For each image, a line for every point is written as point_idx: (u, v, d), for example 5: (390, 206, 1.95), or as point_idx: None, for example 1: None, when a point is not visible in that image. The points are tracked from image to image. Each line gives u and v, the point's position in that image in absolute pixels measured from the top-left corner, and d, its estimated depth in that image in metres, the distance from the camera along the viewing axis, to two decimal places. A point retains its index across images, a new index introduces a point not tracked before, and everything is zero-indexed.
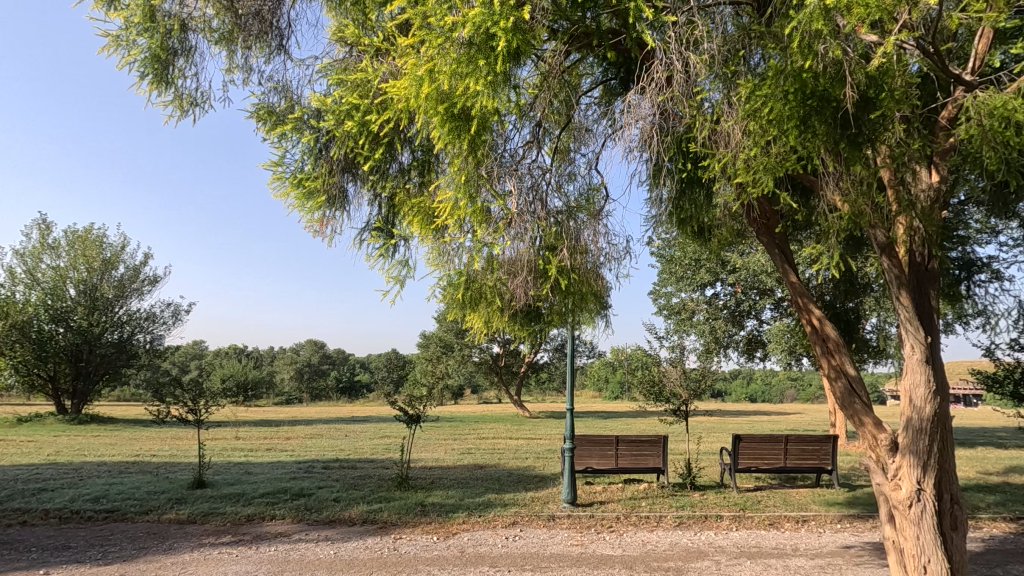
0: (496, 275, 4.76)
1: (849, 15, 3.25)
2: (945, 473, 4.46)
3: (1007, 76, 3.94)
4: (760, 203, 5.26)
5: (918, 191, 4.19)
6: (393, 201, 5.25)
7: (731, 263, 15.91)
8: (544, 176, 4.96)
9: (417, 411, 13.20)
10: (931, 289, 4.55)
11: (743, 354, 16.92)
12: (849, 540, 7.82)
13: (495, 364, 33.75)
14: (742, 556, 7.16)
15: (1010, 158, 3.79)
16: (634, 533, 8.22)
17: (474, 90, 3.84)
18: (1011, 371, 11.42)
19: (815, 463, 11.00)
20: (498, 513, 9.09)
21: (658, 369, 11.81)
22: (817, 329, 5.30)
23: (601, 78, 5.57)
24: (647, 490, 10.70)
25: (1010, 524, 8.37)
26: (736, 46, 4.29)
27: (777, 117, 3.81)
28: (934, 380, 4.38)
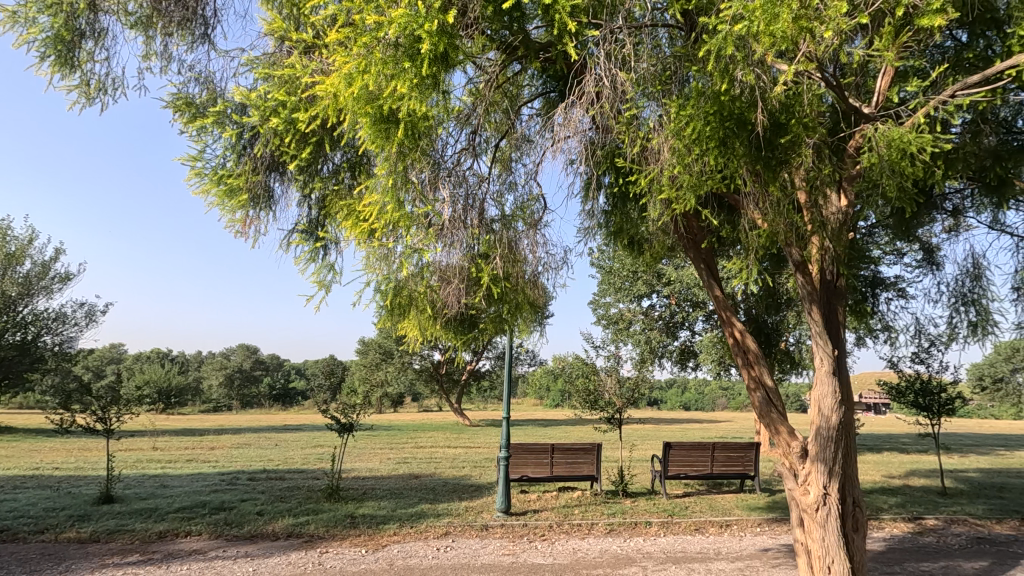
0: (427, 283, 4.73)
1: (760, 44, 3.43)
2: (849, 478, 4.74)
3: (905, 111, 4.27)
4: (687, 220, 5.52)
5: (829, 213, 4.47)
6: (324, 203, 5.08)
7: (666, 276, 16.47)
8: (479, 185, 4.98)
9: (350, 419, 12.80)
10: (838, 305, 4.84)
11: (677, 364, 17.52)
12: (767, 543, 8.22)
13: (437, 372, 33.34)
14: (668, 561, 7.35)
15: (906, 186, 4.11)
16: (566, 541, 8.28)
17: (402, 93, 3.80)
18: (912, 382, 12.40)
19: (739, 469, 11.50)
20: (431, 523, 8.93)
21: (594, 378, 12.01)
22: (738, 341, 5.54)
23: (541, 90, 5.67)
24: (581, 498, 10.83)
25: (908, 524, 9.05)
26: (666, 67, 4.44)
27: (697, 137, 4.00)
28: (840, 390, 4.68)
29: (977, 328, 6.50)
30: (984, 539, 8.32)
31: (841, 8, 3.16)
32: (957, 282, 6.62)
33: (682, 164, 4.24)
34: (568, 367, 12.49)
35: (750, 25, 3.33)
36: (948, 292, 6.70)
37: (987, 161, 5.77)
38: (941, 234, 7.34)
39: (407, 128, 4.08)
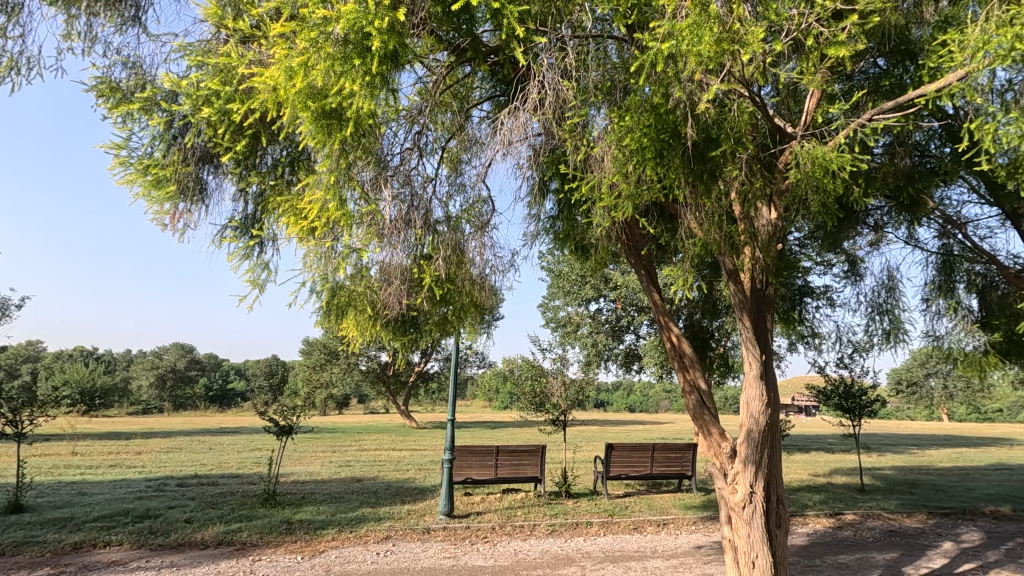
0: (367, 283, 4.67)
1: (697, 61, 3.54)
2: (774, 476, 4.98)
3: (829, 132, 4.55)
4: (629, 227, 5.68)
5: (759, 225, 4.69)
6: (261, 199, 4.91)
7: (612, 281, 16.81)
8: (424, 186, 4.97)
9: (289, 422, 12.35)
10: (767, 313, 5.07)
11: (622, 367, 17.90)
12: (700, 540, 8.53)
13: (384, 373, 32.71)
14: (606, 560, 7.49)
15: (828, 201, 4.37)
16: (508, 542, 8.32)
17: (350, 90, 3.72)
18: (837, 386, 13.20)
19: (677, 470, 11.88)
20: (372, 528, 8.76)
21: (540, 380, 12.13)
22: (675, 346, 5.74)
23: (490, 93, 5.68)
24: (524, 499, 10.90)
25: (829, 519, 9.61)
26: (610, 77, 4.56)
27: (636, 148, 4.13)
28: (767, 394, 4.91)
29: (890, 336, 7.00)
30: (895, 533, 8.94)
31: (762, 34, 3.36)
32: (874, 293, 7.10)
33: (621, 173, 4.35)
34: (517, 370, 12.55)
35: (679, 43, 3.47)
36: (866, 302, 7.19)
37: (901, 182, 6.23)
38: (865, 247, 7.84)
39: (351, 126, 3.99)
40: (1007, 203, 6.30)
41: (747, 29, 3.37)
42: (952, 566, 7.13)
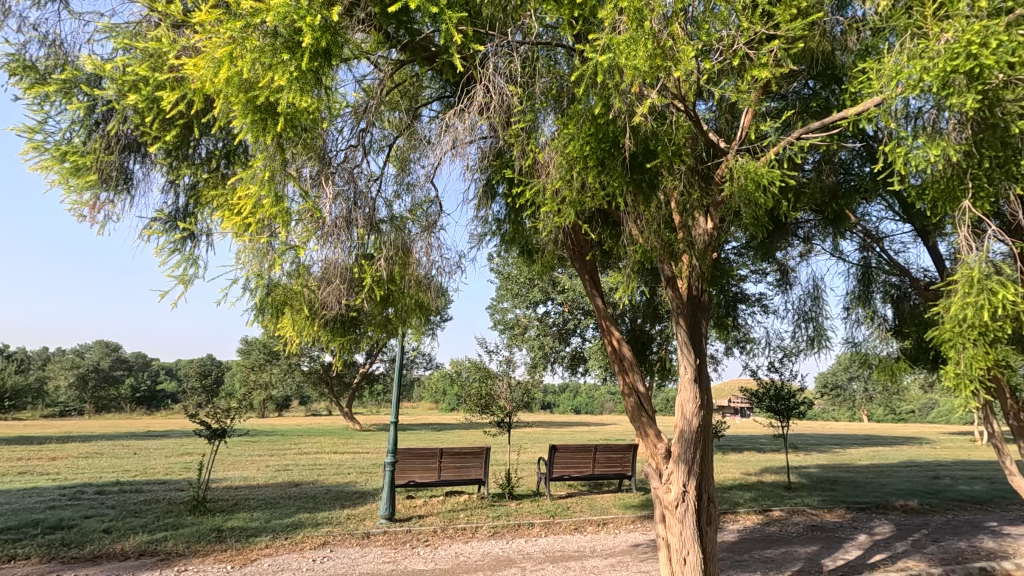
0: (305, 282, 4.54)
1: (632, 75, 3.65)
2: (706, 476, 5.17)
3: (761, 148, 4.77)
4: (574, 232, 5.78)
5: (696, 234, 4.87)
6: (194, 191, 4.70)
7: (560, 284, 17.02)
8: (367, 185, 4.90)
9: (223, 425, 11.81)
10: (702, 318, 5.26)
11: (567, 370, 17.99)
12: (638, 539, 8.77)
13: (327, 373, 31.81)
14: (546, 561, 7.59)
15: (761, 213, 4.58)
16: (450, 545, 8.27)
17: (278, 85, 3.60)
18: (768, 389, 13.89)
19: (618, 470, 12.15)
20: (308, 534, 8.50)
21: (486, 383, 12.14)
22: (615, 349, 5.88)
23: (439, 94, 5.66)
24: (467, 502, 10.86)
25: (758, 516, 10.10)
26: (556, 85, 4.65)
27: (578, 156, 4.22)
28: (700, 396, 5.10)
29: (815, 342, 7.45)
30: (817, 527, 9.49)
31: (691, 53, 3.51)
32: (801, 301, 7.53)
33: (564, 179, 4.43)
34: (464, 372, 12.52)
35: (614, 57, 3.58)
36: (793, 309, 7.61)
37: (826, 197, 6.65)
38: (795, 257, 8.27)
39: (285, 122, 3.87)
40: (919, 221, 6.81)
41: (680, 46, 3.51)
42: (866, 557, 7.63)
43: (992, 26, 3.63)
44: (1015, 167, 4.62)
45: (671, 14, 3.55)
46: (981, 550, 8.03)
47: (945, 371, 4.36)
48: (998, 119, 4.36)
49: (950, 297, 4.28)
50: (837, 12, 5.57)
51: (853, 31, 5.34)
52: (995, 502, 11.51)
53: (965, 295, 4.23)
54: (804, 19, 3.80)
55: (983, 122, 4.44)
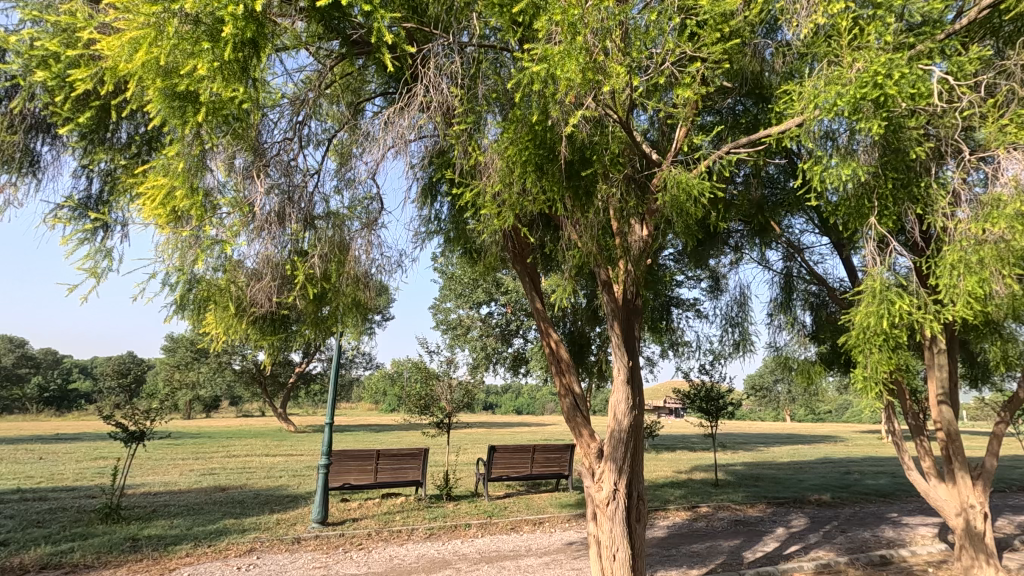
0: (233, 277, 4.37)
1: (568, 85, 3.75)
2: (636, 474, 5.34)
3: (693, 160, 4.98)
4: (514, 234, 5.82)
5: (632, 240, 5.01)
6: (112, 177, 4.44)
7: (504, 285, 17.09)
8: (301, 179, 4.77)
9: (141, 427, 11.08)
10: (635, 321, 5.41)
11: (509, 370, 17.82)
12: (572, 537, 8.94)
13: (260, 373, 30.47)
14: (481, 561, 7.61)
15: (692, 222, 4.77)
16: (383, 548, 8.14)
17: (199, 74, 3.47)
18: (699, 391, 14.50)
19: (555, 469, 12.32)
20: (233, 541, 8.12)
21: (426, 383, 12.02)
22: (553, 351, 5.96)
23: (380, 90, 5.57)
24: (404, 504, 10.71)
25: (687, 512, 10.53)
26: (496, 88, 4.69)
27: (516, 160, 4.29)
28: (633, 396, 5.26)
29: (740, 346, 7.87)
30: (740, 521, 10.01)
31: (622, 69, 3.64)
32: (729, 307, 7.92)
33: (504, 182, 4.47)
34: (405, 372, 12.33)
35: (548, 66, 3.68)
36: (721, 315, 7.99)
37: (753, 209, 7.02)
38: (726, 265, 8.67)
39: (208, 111, 3.72)
40: (835, 234, 7.29)
41: (611, 61, 3.64)
42: (782, 548, 8.12)
43: (896, 59, 3.96)
44: (917, 188, 5.02)
45: (605, 28, 3.67)
46: (882, 539, 8.74)
47: (854, 374, 4.72)
48: (903, 144, 4.74)
49: (857, 306, 4.65)
50: (767, 35, 5.90)
51: (779, 54, 5.68)
52: (896, 494, 12.54)
53: (870, 303, 4.60)
54: (727, 42, 4.04)
55: (889, 146, 4.81)
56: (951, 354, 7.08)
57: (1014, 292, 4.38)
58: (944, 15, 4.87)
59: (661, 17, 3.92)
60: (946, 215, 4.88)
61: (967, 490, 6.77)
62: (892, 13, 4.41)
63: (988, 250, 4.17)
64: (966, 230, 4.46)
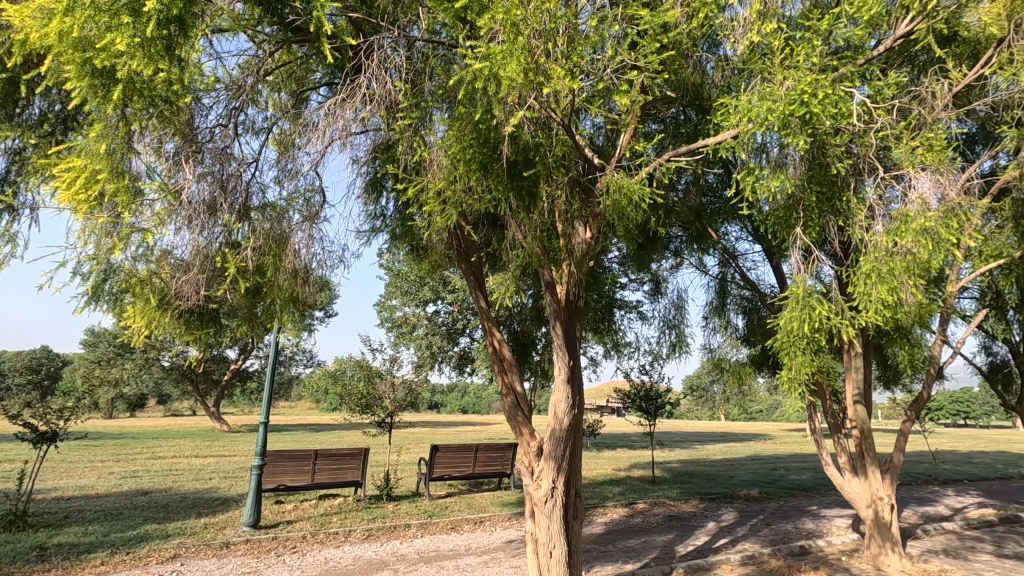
0: (157, 268, 4.14)
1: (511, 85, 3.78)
2: (575, 472, 5.42)
3: (635, 166, 5.10)
4: (459, 232, 5.78)
5: (575, 242, 5.08)
6: (22, 157, 4.13)
7: (451, 283, 16.97)
8: (235, 166, 4.59)
9: (54, 427, 10.27)
10: (577, 321, 5.47)
11: (454, 369, 17.70)
12: (512, 535, 8.99)
13: (191, 370, 28.88)
14: (419, 561, 7.54)
15: (633, 226, 4.89)
16: (318, 551, 7.91)
17: (118, 50, 3.27)
18: (639, 390, 14.91)
19: (498, 468, 12.35)
20: (154, 547, 7.66)
21: (369, 381, 11.77)
22: (496, 350, 5.95)
23: (323, 80, 5.42)
24: (342, 505, 10.44)
25: (624, 508, 10.81)
26: (442, 84, 4.66)
27: (461, 158, 4.28)
28: (573, 396, 5.33)
29: (676, 347, 8.15)
30: (674, 517, 10.37)
31: (563, 73, 3.69)
32: (667, 310, 8.17)
33: (449, 180, 4.45)
34: (347, 371, 12.02)
35: (490, 66, 3.70)
36: (659, 317, 8.25)
37: (692, 216, 7.28)
38: (667, 269, 8.93)
39: (128, 90, 3.51)
40: (766, 242, 7.65)
41: (552, 63, 3.70)
42: (711, 542, 8.48)
43: (821, 80, 4.22)
44: (840, 203, 5.34)
45: (547, 31, 3.72)
46: (802, 531, 9.27)
47: (780, 375, 4.98)
48: (828, 160, 5.04)
49: (782, 311, 4.91)
50: (709, 50, 6.15)
51: (719, 67, 5.91)
52: (816, 489, 13.34)
53: (794, 308, 4.87)
54: (664, 54, 4.19)
55: (815, 161, 5.11)
56: (867, 357, 7.60)
57: (920, 300, 4.74)
58: (866, 41, 5.21)
59: (603, 24, 4.02)
60: (864, 227, 5.19)
61: (877, 484, 7.26)
62: (818, 35, 4.69)
63: (898, 262, 4.49)
64: (880, 243, 4.79)
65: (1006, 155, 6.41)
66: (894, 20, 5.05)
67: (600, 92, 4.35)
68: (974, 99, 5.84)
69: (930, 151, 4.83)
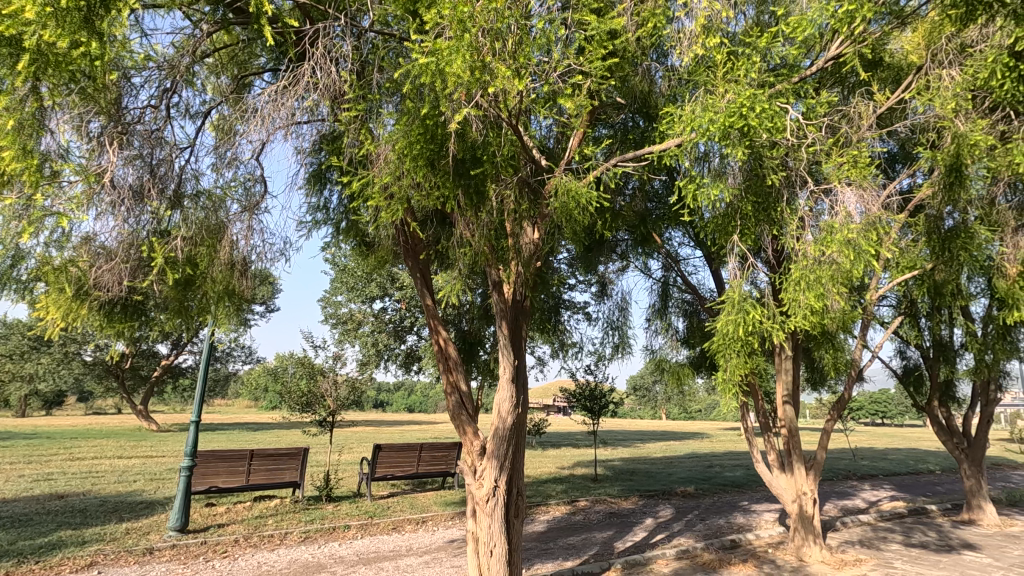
0: (75, 256, 3.86)
1: (458, 82, 3.75)
2: (517, 471, 5.44)
3: (583, 169, 5.16)
4: (406, 228, 5.67)
5: (523, 243, 5.09)
6: None
7: (399, 280, 16.73)
8: (166, 151, 4.35)
9: None
10: (523, 321, 5.46)
11: (401, 367, 17.46)
12: (454, 535, 8.96)
13: (116, 366, 27.11)
14: (358, 563, 7.38)
15: (579, 228, 4.95)
16: (251, 555, 7.61)
17: (27, 19, 3.04)
18: (584, 390, 15.18)
19: (442, 467, 12.25)
20: (68, 555, 7.14)
21: (311, 379, 11.42)
22: (441, 348, 5.87)
23: (266, 65, 5.21)
24: (278, 507, 10.08)
25: (565, 506, 10.98)
26: (390, 77, 4.58)
27: (407, 154, 4.21)
28: (517, 395, 5.34)
29: (619, 348, 8.33)
30: (614, 513, 10.62)
31: (510, 72, 3.70)
32: (612, 312, 8.35)
33: (395, 175, 4.38)
34: (288, 368, 11.61)
35: (437, 61, 3.67)
36: (604, 318, 8.42)
37: (637, 220, 7.47)
38: (613, 272, 9.10)
39: (40, 63, 3.27)
40: (706, 248, 7.94)
41: (498, 63, 3.70)
42: (649, 537, 8.73)
43: (758, 95, 4.41)
44: (775, 213, 5.59)
45: (495, 28, 3.71)
46: (733, 525, 9.70)
47: (716, 376, 5.18)
48: (764, 171, 5.29)
49: (719, 314, 5.14)
50: (658, 60, 6.31)
51: (667, 77, 6.07)
52: (747, 485, 14.01)
53: (730, 312, 5.09)
54: (609, 61, 4.28)
55: (752, 172, 5.34)
56: (796, 360, 8.00)
57: (844, 307, 5.05)
58: (801, 60, 5.51)
59: (552, 27, 4.06)
60: (796, 236, 5.45)
61: (802, 480, 7.67)
62: (757, 53, 4.92)
63: (825, 270, 4.76)
64: (809, 252, 5.06)
65: (921, 174, 6.93)
66: (827, 42, 5.36)
67: (549, 95, 4.40)
68: (896, 121, 6.27)
69: (856, 167, 5.14)
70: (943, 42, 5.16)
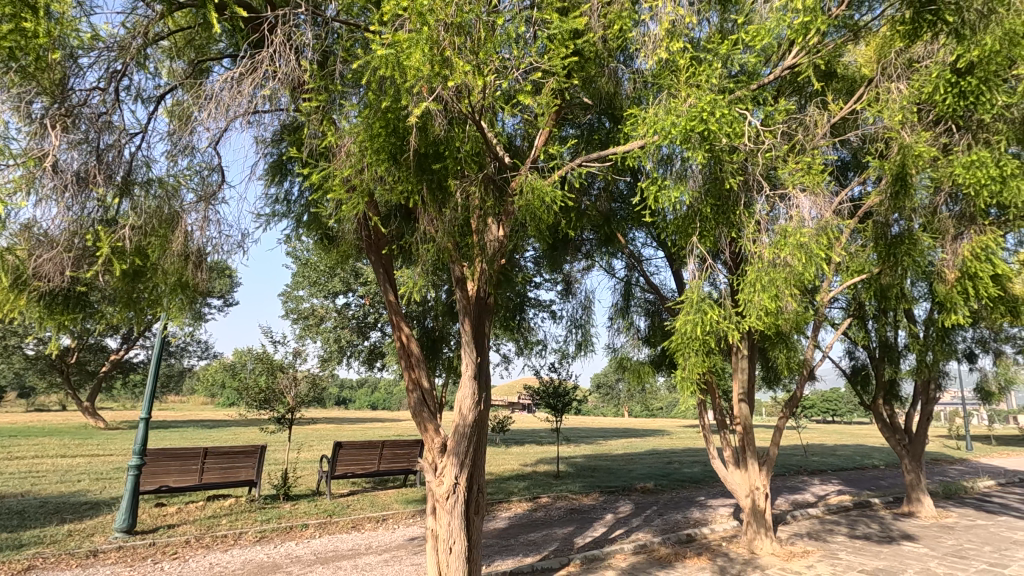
0: (13, 244, 3.68)
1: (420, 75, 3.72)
2: (478, 467, 5.43)
3: (549, 167, 5.18)
4: (368, 223, 5.58)
5: (487, 239, 5.08)
6: None
7: (363, 276, 16.47)
8: (114, 136, 4.19)
9: None
10: (488, 318, 5.45)
11: (363, 364, 17.22)
12: (415, 532, 8.90)
13: (61, 359, 25.81)
14: (315, 562, 7.25)
15: (543, 226, 4.97)
16: (203, 556, 7.38)
17: None
18: (548, 388, 15.28)
19: (404, 465, 12.13)
20: (4, 558, 6.77)
21: (269, 376, 11.13)
22: (404, 345, 5.80)
23: (225, 51, 5.06)
24: (233, 506, 9.81)
25: (527, 503, 11.05)
26: (354, 69, 4.51)
27: (368, 146, 4.16)
28: (479, 392, 5.34)
29: (581, 346, 8.43)
30: (575, 509, 10.75)
31: (472, 67, 3.70)
32: (576, 310, 8.44)
33: (356, 168, 4.32)
34: (246, 364, 11.28)
35: (398, 53, 3.63)
36: (567, 317, 8.50)
37: (602, 220, 7.56)
38: (578, 270, 9.19)
39: None
40: (668, 249, 8.10)
41: (459, 57, 3.69)
42: (608, 533, 8.87)
43: (718, 100, 4.52)
44: (734, 216, 5.76)
45: (457, 22, 3.69)
46: (690, 520, 9.94)
47: (675, 374, 5.28)
48: (723, 175, 5.43)
49: (679, 313, 5.26)
50: (624, 62, 6.37)
51: (631, 79, 6.17)
52: (704, 481, 14.39)
53: (688, 312, 5.22)
54: (572, 60, 4.30)
55: (713, 176, 5.48)
56: (751, 360, 8.24)
57: (796, 308, 5.24)
58: (761, 68, 5.69)
59: (515, 24, 4.07)
60: (753, 239, 5.61)
61: (755, 475, 7.91)
62: (719, 59, 5.05)
63: (778, 273, 4.92)
64: (764, 255, 5.22)
65: (870, 182, 7.22)
66: (784, 52, 5.55)
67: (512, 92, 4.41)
68: (848, 130, 6.54)
69: (810, 173, 5.32)
70: (893, 56, 5.41)
